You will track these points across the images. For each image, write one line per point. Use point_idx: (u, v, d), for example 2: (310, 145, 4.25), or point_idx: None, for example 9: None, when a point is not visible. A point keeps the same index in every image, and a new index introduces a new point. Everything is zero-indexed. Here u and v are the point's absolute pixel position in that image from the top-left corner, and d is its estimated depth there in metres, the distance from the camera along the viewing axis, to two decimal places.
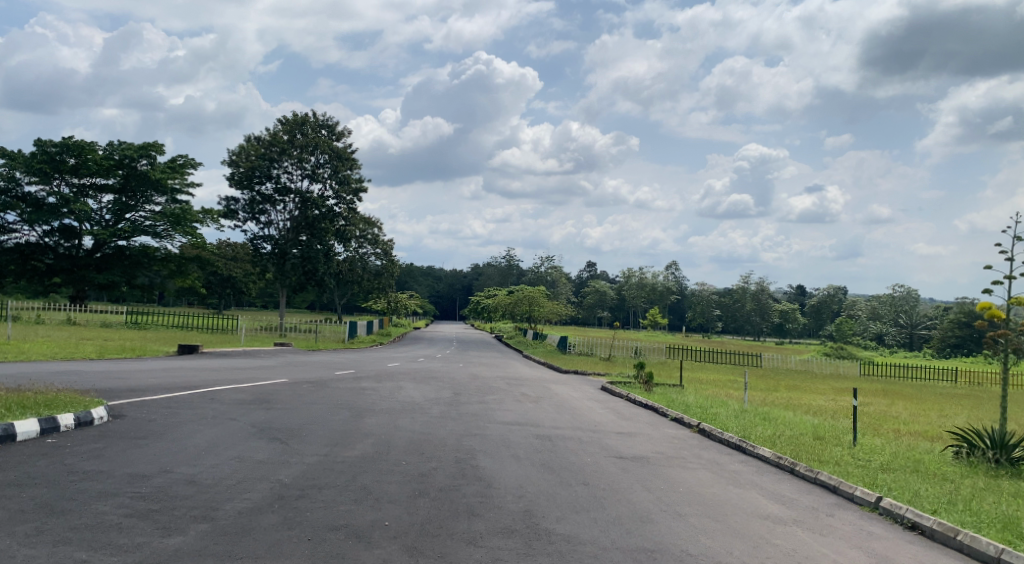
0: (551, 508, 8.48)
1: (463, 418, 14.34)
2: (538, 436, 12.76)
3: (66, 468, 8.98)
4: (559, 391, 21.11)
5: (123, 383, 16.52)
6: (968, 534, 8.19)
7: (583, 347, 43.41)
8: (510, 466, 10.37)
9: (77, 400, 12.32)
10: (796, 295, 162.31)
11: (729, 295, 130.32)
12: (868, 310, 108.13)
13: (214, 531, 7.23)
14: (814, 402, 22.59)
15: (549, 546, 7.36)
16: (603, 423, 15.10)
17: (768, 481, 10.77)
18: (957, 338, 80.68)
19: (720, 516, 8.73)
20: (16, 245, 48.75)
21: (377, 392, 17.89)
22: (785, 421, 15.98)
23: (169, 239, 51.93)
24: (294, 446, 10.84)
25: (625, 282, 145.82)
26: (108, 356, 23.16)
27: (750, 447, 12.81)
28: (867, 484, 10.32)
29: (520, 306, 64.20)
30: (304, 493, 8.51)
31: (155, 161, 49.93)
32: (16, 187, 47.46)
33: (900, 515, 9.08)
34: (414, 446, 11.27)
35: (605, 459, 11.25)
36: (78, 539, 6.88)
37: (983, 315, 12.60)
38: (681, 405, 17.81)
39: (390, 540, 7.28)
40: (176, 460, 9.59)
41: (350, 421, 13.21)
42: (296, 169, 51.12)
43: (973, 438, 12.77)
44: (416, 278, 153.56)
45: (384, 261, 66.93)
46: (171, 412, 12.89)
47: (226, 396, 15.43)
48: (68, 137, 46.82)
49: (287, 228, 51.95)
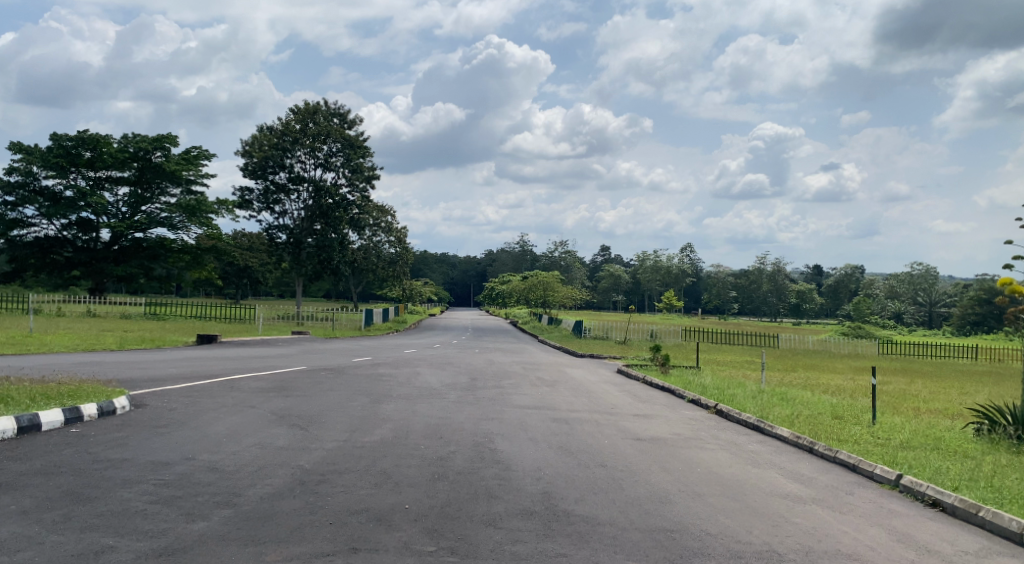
0: (569, 490, 8.53)
1: (480, 402, 14.45)
2: (556, 420, 12.81)
3: (90, 456, 9.10)
4: (575, 375, 21.23)
5: (144, 372, 16.72)
6: (990, 510, 8.16)
7: (599, 330, 43.67)
8: (527, 449, 10.43)
9: (99, 390, 12.44)
10: (812, 275, 161.67)
11: (744, 277, 130.19)
12: (886, 288, 107.50)
13: (236, 516, 7.31)
14: (832, 381, 22.54)
15: (569, 527, 7.40)
16: (620, 405, 15.16)
17: (787, 460, 10.75)
18: (978, 315, 80.24)
19: (740, 496, 8.73)
20: (35, 239, 49.19)
21: (394, 378, 18.04)
22: (803, 401, 15.95)
23: (185, 230, 52.18)
24: (314, 432, 10.90)
25: (640, 266, 146.17)
26: (127, 347, 23.39)
27: (768, 427, 12.80)
28: (888, 462, 10.31)
29: (535, 292, 64.15)
30: (324, 478, 8.59)
31: (170, 153, 50.34)
32: (34, 181, 47.85)
33: (921, 492, 9.07)
34: (431, 431, 11.33)
35: (622, 441, 11.28)
36: (104, 525, 6.98)
37: (1003, 291, 12.45)
38: (698, 386, 17.89)
39: (411, 522, 7.34)
40: (198, 447, 9.67)
41: (369, 407, 13.30)
42: (310, 157, 51.29)
43: (994, 414, 12.73)
44: (430, 264, 154.27)
45: (398, 249, 67.25)
46: (192, 401, 12.99)
47: (246, 383, 15.59)
48: (83, 131, 47.20)
49: (302, 217, 52.15)
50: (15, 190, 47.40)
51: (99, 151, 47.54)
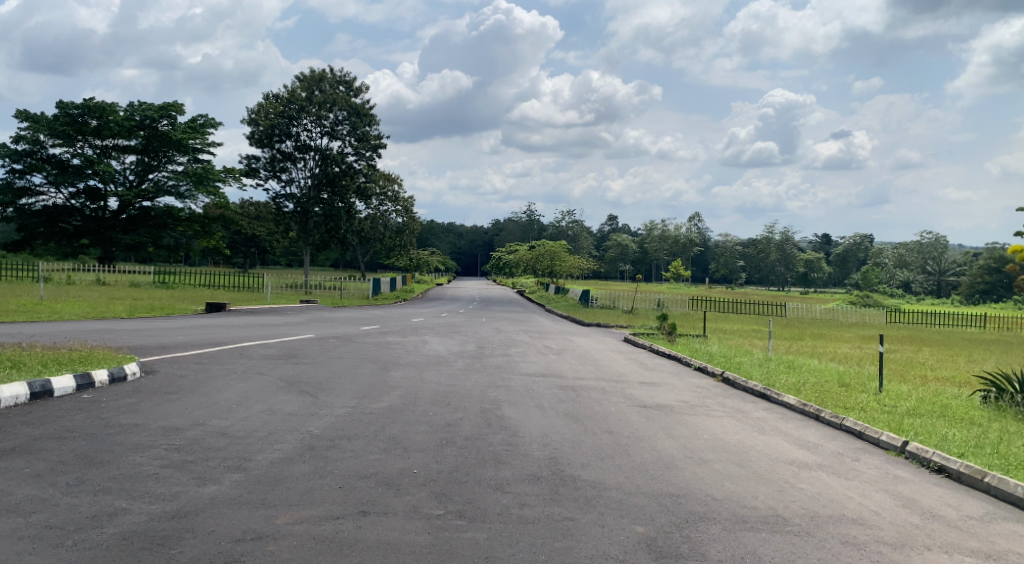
0: (576, 455, 8.59)
1: (487, 370, 14.52)
2: (562, 387, 12.89)
3: (102, 422, 9.19)
4: (581, 343, 21.35)
5: (155, 340, 16.84)
6: (996, 476, 8.19)
7: (606, 300, 43.69)
8: (535, 416, 10.47)
9: (110, 356, 12.60)
10: (821, 244, 161.52)
11: (753, 246, 129.90)
12: (894, 257, 107.37)
13: (247, 480, 7.39)
14: (837, 349, 22.59)
15: (575, 492, 7.47)
16: (626, 373, 15.30)
17: (792, 427, 10.80)
18: (987, 284, 80.14)
19: (746, 462, 8.79)
20: (44, 207, 49.40)
21: (402, 346, 18.18)
22: (810, 369, 16.04)
23: (193, 199, 52.18)
24: (323, 398, 11.00)
25: (648, 235, 146.01)
26: (137, 315, 23.53)
27: (775, 394, 12.87)
28: (894, 429, 10.34)
29: (542, 262, 64.12)
30: (334, 443, 8.67)
31: (176, 121, 50.36)
32: (41, 150, 47.95)
33: (926, 458, 9.12)
34: (440, 397, 11.42)
35: (629, 408, 11.34)
36: (117, 488, 7.08)
37: (1012, 257, 12.37)
38: (704, 354, 18.02)
39: (419, 486, 7.41)
40: (208, 413, 9.77)
41: (376, 374, 13.38)
42: (316, 126, 51.11)
43: (1002, 383, 12.74)
44: (437, 234, 154.38)
45: (405, 218, 67.34)
46: (202, 368, 13.13)
47: (255, 351, 15.70)
48: (89, 99, 47.16)
49: (309, 186, 51.91)
50: (24, 158, 47.51)
51: (105, 119, 47.54)
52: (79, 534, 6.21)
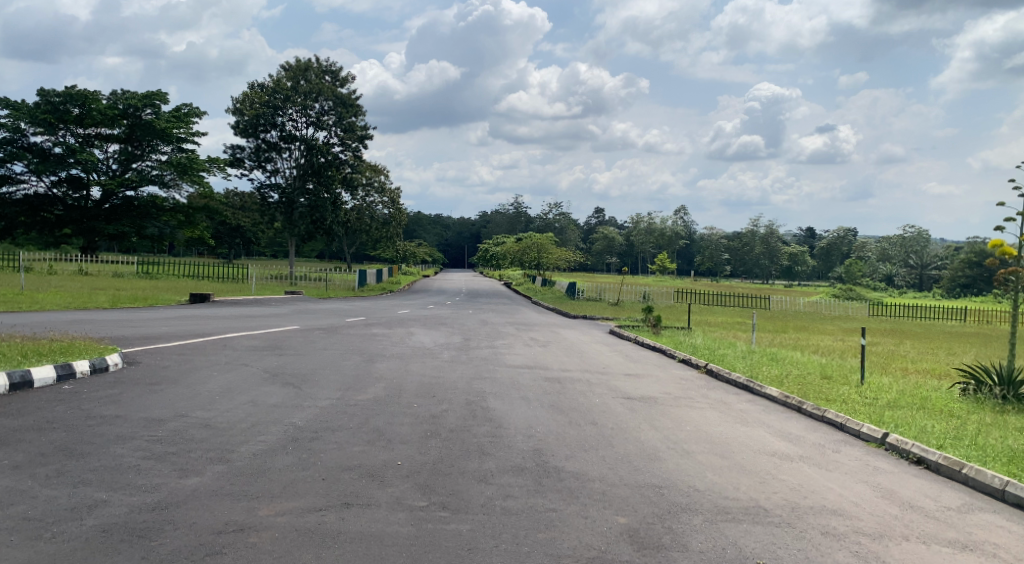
0: (559, 447, 8.60)
1: (473, 362, 14.52)
2: (547, 379, 12.93)
3: (83, 413, 9.12)
4: (567, 335, 21.41)
5: (138, 330, 16.75)
6: (973, 467, 8.28)
7: (592, 292, 43.90)
8: (519, 407, 10.49)
9: (91, 347, 12.51)
10: (805, 237, 162.47)
11: (737, 240, 130.34)
12: (878, 251, 107.87)
13: (230, 472, 7.37)
14: (821, 341, 22.71)
15: (559, 483, 7.49)
16: (611, 364, 15.33)
17: (774, 418, 10.88)
18: (968, 278, 80.68)
19: (728, 454, 8.82)
20: (25, 196, 49.00)
21: (387, 337, 18.14)
22: (793, 361, 16.10)
23: (177, 189, 51.89)
24: (307, 390, 10.97)
25: (634, 228, 146.35)
26: (120, 305, 23.33)
27: (757, 386, 12.92)
28: (874, 421, 10.42)
29: (528, 254, 64.15)
30: (317, 435, 8.64)
31: (159, 110, 49.96)
32: (22, 138, 47.49)
33: (906, 450, 9.19)
34: (424, 389, 11.41)
35: (613, 400, 11.37)
36: (97, 480, 7.03)
37: (996, 251, 12.39)
38: (689, 346, 18.07)
39: (403, 478, 7.41)
40: (191, 404, 9.74)
41: (362, 365, 13.37)
42: (301, 115, 50.81)
43: (982, 375, 12.87)
44: (424, 227, 154.18)
45: (392, 209, 67.14)
46: (185, 359, 13.08)
47: (239, 342, 15.64)
48: (71, 87, 46.71)
49: (294, 176, 51.72)
50: (4, 146, 47.06)
51: (88, 107, 47.12)
52: (58, 527, 6.18)
